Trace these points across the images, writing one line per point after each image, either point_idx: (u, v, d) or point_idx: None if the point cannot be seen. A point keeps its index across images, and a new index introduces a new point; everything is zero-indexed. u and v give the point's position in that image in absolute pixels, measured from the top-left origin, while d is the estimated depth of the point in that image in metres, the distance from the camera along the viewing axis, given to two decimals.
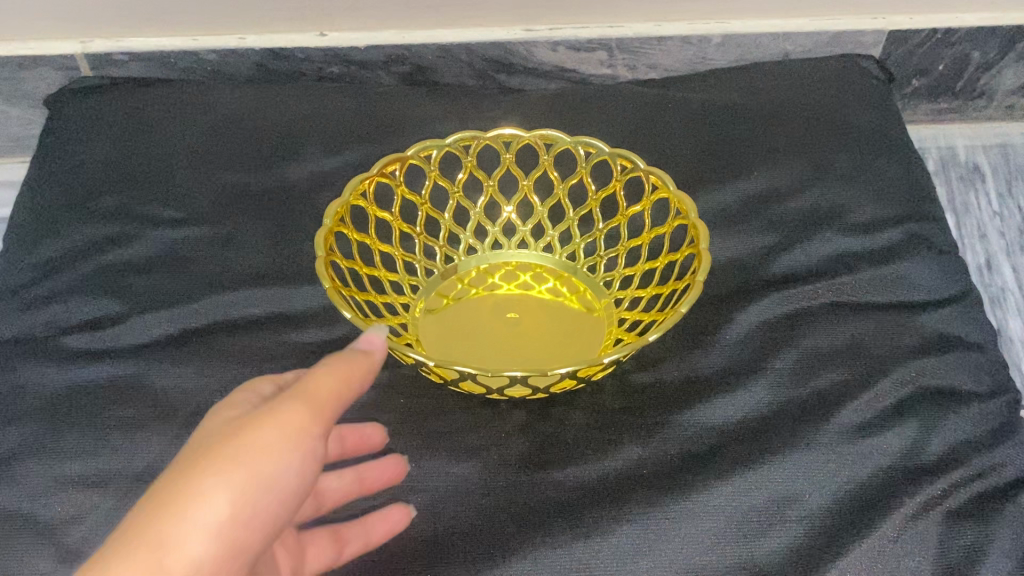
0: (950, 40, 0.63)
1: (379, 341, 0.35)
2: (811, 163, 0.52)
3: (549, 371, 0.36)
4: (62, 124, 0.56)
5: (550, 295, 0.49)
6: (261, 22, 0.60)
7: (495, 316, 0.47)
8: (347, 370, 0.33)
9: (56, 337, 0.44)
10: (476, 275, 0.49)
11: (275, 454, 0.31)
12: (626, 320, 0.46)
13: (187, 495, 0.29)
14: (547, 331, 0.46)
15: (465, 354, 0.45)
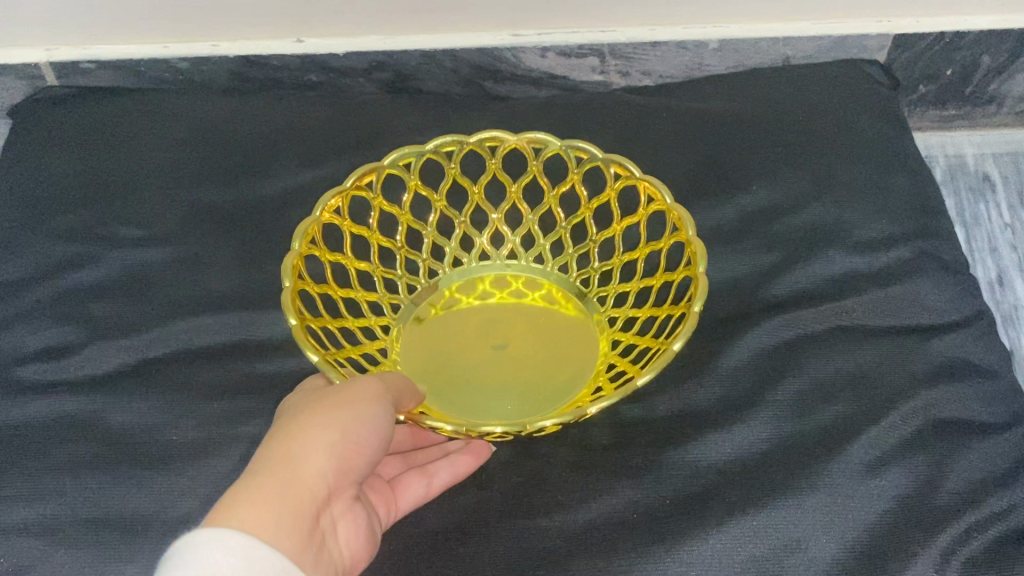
0: (958, 43, 0.60)
1: None
2: (813, 176, 0.49)
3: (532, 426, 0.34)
4: (23, 136, 0.53)
5: (541, 311, 0.45)
6: (234, 28, 0.57)
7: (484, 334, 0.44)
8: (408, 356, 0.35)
9: (6, 369, 0.41)
10: (464, 285, 0.46)
11: (353, 415, 0.33)
12: (619, 343, 0.44)
13: (294, 444, 0.32)
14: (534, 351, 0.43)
15: (448, 381, 0.42)
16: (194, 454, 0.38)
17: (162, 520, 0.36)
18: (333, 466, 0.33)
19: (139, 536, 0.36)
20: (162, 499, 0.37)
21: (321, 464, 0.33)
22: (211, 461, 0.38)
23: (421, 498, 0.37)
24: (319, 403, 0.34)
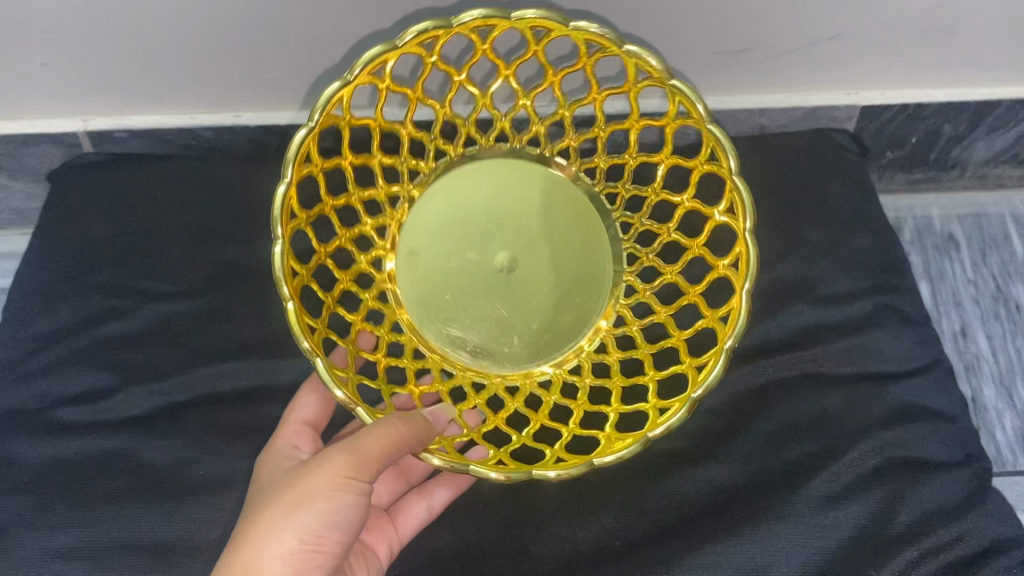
0: (921, 114, 0.65)
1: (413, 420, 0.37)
2: (783, 236, 0.54)
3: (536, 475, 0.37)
4: (62, 199, 0.58)
5: (549, 219, 0.46)
6: (256, 101, 0.62)
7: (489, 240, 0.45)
8: (386, 450, 0.36)
9: (48, 411, 0.45)
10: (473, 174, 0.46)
11: (304, 521, 0.36)
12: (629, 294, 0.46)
13: (250, 553, 0.35)
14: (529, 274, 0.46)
15: (454, 311, 0.44)
16: (219, 487, 0.42)
17: (191, 546, 0.40)
18: (293, 566, 0.36)
19: (172, 560, 0.40)
20: (191, 527, 0.41)
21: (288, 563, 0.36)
22: (234, 492, 0.42)
23: (423, 517, 0.42)
24: (276, 504, 0.37)
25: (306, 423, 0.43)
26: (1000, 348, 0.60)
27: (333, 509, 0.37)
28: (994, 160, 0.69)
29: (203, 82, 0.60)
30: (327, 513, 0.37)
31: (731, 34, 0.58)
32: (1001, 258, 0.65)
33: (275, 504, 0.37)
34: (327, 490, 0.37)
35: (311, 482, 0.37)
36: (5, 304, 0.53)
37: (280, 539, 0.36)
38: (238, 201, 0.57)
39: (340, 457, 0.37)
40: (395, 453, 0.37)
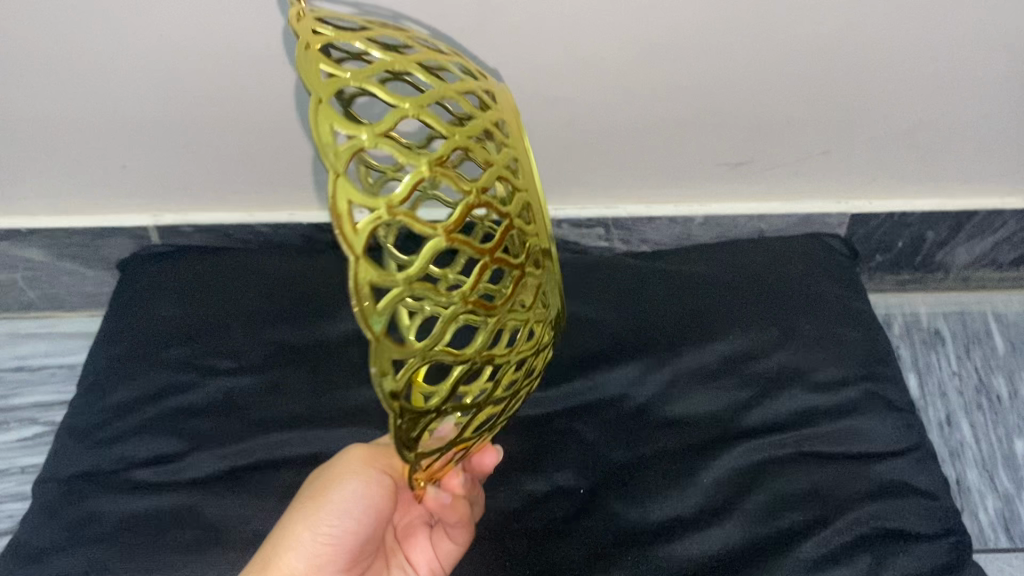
0: (905, 222, 0.72)
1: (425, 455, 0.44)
2: (780, 329, 0.60)
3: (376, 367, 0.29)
4: (133, 284, 0.65)
5: None
6: (309, 201, 0.70)
7: None
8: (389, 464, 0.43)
9: (124, 471, 0.51)
10: None
11: (314, 520, 0.42)
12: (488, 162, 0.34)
13: (274, 549, 0.42)
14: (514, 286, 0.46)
15: None
16: None
17: None
18: (305, 563, 0.42)
19: None
20: None
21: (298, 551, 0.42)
22: None
23: (452, 549, 0.47)
24: (298, 511, 0.43)
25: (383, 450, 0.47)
26: (983, 435, 0.65)
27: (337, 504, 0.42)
28: (975, 264, 0.75)
29: (262, 181, 0.68)
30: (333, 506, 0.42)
31: (730, 148, 0.66)
32: (983, 354, 0.71)
33: (298, 511, 0.43)
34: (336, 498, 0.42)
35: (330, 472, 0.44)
36: (81, 377, 0.59)
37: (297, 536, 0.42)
38: (291, 288, 0.63)
39: (361, 452, 0.44)
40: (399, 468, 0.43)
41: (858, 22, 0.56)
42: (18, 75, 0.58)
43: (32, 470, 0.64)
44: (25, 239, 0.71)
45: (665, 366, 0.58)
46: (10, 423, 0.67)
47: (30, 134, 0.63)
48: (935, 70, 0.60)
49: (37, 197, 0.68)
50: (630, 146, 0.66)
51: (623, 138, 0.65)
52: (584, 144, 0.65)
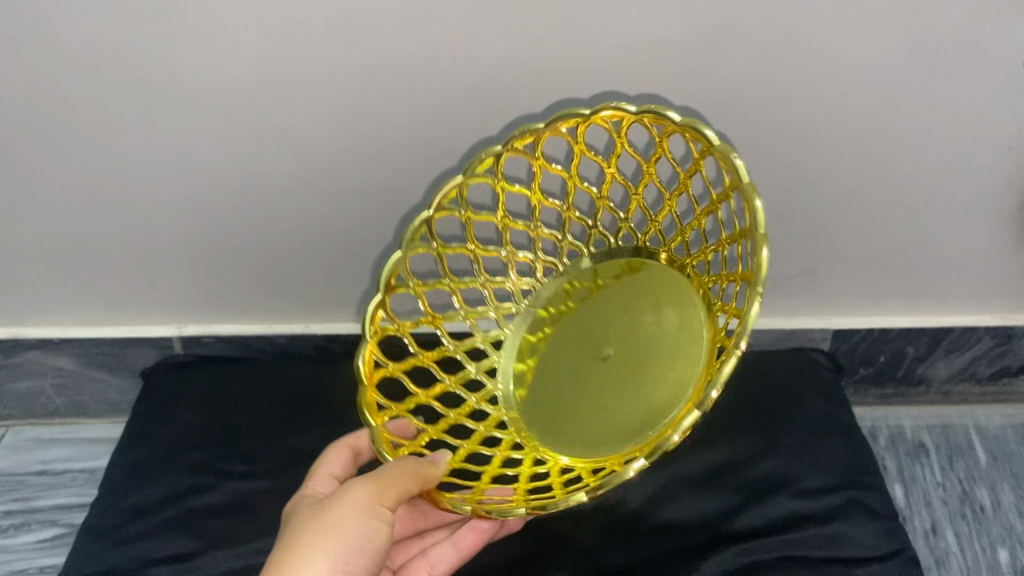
0: (885, 337, 0.76)
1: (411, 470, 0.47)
2: (765, 439, 0.64)
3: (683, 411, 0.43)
4: (155, 391, 0.69)
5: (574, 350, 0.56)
6: (324, 313, 0.75)
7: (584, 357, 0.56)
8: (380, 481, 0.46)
9: (144, 570, 0.55)
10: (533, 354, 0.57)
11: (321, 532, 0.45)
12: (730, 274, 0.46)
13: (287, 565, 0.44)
14: (659, 379, 0.53)
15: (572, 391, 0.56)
16: None
17: None
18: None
19: None
20: None
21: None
22: None
23: (452, 558, 0.55)
24: (306, 530, 0.45)
25: (333, 475, 0.53)
26: (968, 544, 0.68)
27: (359, 541, 0.45)
28: (954, 378, 0.79)
29: (283, 293, 0.73)
30: (352, 542, 0.45)
31: None
32: (965, 464, 0.74)
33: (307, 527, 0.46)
34: (338, 513, 0.46)
35: (337, 516, 0.46)
36: (103, 479, 0.62)
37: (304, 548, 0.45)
38: (305, 395, 0.68)
39: (360, 487, 0.46)
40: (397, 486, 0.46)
41: (824, 147, 0.62)
42: (68, 190, 0.64)
43: (51, 570, 0.67)
44: (57, 347, 0.75)
45: (656, 473, 0.61)
46: (32, 525, 0.71)
47: (71, 245, 0.68)
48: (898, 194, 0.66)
49: (72, 306, 0.73)
50: None
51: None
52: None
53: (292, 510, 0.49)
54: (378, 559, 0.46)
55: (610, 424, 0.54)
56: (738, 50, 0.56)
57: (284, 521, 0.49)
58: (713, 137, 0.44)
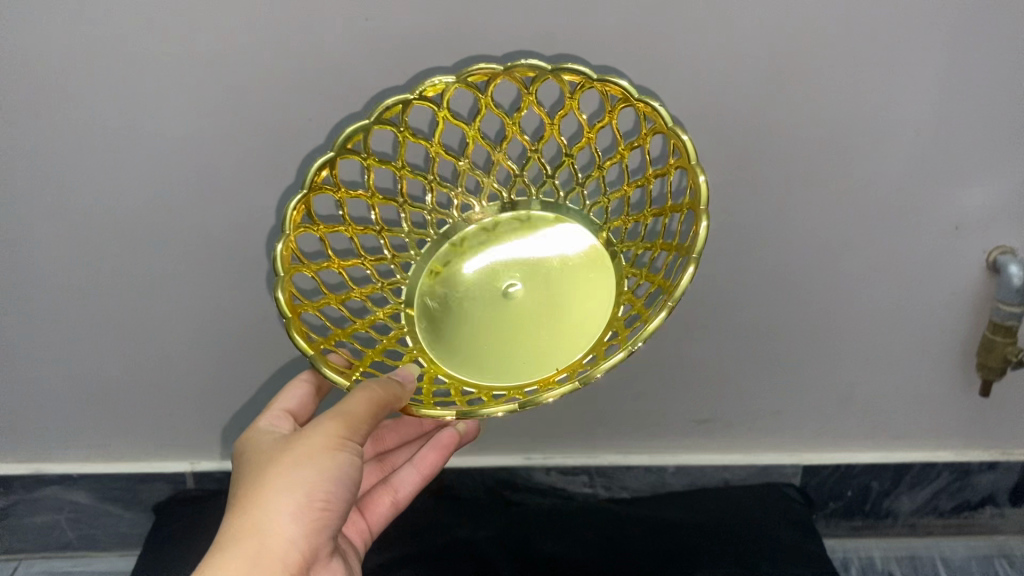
0: (852, 472, 0.89)
1: (369, 389, 0.54)
2: (741, 567, 0.69)
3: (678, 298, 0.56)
4: (166, 523, 0.74)
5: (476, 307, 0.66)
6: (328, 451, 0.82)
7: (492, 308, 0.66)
8: (343, 410, 0.54)
9: None
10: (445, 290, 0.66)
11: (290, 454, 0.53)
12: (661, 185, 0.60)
13: (259, 479, 0.52)
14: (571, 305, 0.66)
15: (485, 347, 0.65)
16: None
17: None
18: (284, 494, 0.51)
19: None
20: None
21: (296, 509, 0.51)
22: None
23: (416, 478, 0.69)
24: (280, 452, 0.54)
25: (289, 410, 0.62)
26: None
27: (334, 468, 0.52)
28: (918, 511, 0.92)
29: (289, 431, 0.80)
30: (329, 469, 0.52)
31: (696, 408, 0.87)
32: None
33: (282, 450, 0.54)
34: (305, 438, 0.53)
35: (312, 446, 0.53)
36: None
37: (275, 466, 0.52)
38: None
39: (329, 418, 0.54)
40: (357, 409, 0.53)
41: (755, 307, 0.78)
42: (155, 349, 0.76)
43: None
44: (121, 483, 0.86)
45: None
46: None
47: (108, 388, 0.79)
48: (840, 344, 0.81)
49: (140, 445, 0.84)
50: (583, 410, 0.87)
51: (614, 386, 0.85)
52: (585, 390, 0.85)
53: (259, 438, 0.57)
54: (351, 482, 0.53)
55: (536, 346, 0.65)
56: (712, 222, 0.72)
57: (247, 450, 0.56)
58: (687, 141, 0.53)
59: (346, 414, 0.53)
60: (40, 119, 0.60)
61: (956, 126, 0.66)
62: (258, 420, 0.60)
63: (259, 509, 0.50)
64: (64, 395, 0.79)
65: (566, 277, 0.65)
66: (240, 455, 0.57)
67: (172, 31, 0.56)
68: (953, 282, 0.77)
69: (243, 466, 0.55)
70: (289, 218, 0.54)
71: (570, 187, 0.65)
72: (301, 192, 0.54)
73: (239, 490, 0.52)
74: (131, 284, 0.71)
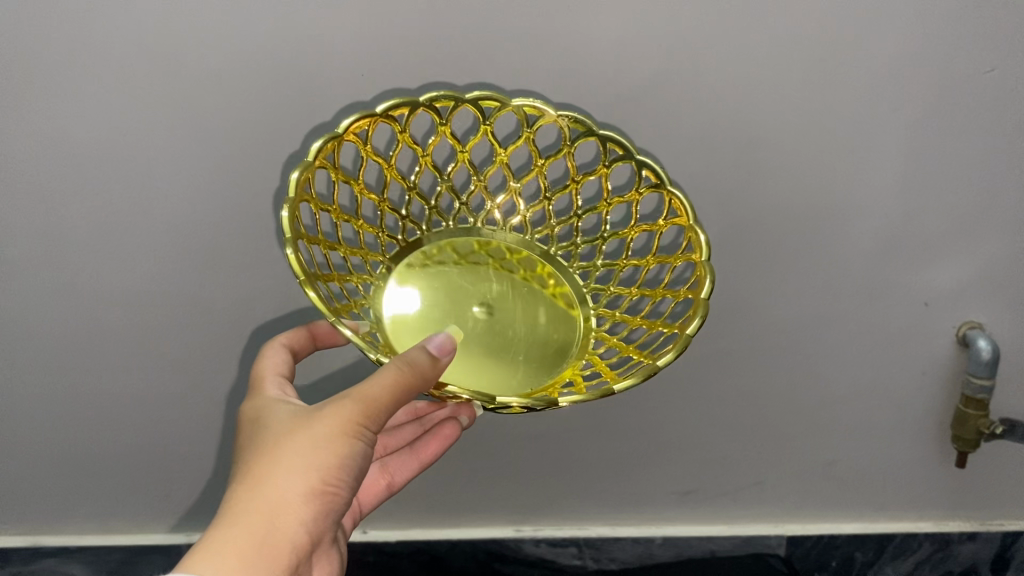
0: (836, 542, 0.95)
1: (415, 362, 0.46)
2: None
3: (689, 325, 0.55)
4: None
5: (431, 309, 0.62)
6: None
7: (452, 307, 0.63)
8: (373, 392, 0.47)
9: None
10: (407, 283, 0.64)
11: (308, 437, 0.48)
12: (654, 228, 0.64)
13: (270, 458, 0.48)
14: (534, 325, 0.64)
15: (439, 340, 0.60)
16: None
17: None
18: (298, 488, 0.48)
19: None
20: None
21: (304, 491, 0.48)
22: None
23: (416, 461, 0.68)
24: (296, 428, 0.49)
25: (279, 374, 0.58)
26: None
27: (351, 458, 0.48)
28: None
29: None
30: (343, 457, 0.48)
31: (679, 481, 0.92)
32: None
33: (299, 426, 0.49)
34: (327, 418, 0.48)
35: (331, 429, 0.48)
36: None
37: (290, 447, 0.48)
38: None
39: (355, 398, 0.48)
40: (391, 389, 0.46)
41: (729, 382, 0.83)
42: (201, 422, 0.85)
43: None
44: (134, 555, 0.96)
45: None
46: None
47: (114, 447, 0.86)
48: (813, 419, 0.86)
49: (185, 504, 0.93)
50: (566, 482, 0.93)
51: (614, 461, 0.90)
52: (583, 460, 0.90)
53: (271, 409, 0.52)
54: (359, 467, 0.50)
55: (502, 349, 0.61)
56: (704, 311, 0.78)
57: (258, 419, 0.52)
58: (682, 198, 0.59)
59: (377, 395, 0.47)
60: (106, 224, 0.69)
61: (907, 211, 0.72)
62: (263, 390, 0.56)
63: (267, 485, 0.47)
64: (119, 459, 0.88)
65: (533, 307, 0.65)
66: (249, 424, 0.52)
67: (183, 121, 0.64)
68: (925, 361, 0.81)
69: (254, 434, 0.51)
70: (296, 184, 0.50)
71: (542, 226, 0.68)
72: (310, 157, 0.53)
73: (249, 461, 0.49)
74: (180, 361, 0.79)
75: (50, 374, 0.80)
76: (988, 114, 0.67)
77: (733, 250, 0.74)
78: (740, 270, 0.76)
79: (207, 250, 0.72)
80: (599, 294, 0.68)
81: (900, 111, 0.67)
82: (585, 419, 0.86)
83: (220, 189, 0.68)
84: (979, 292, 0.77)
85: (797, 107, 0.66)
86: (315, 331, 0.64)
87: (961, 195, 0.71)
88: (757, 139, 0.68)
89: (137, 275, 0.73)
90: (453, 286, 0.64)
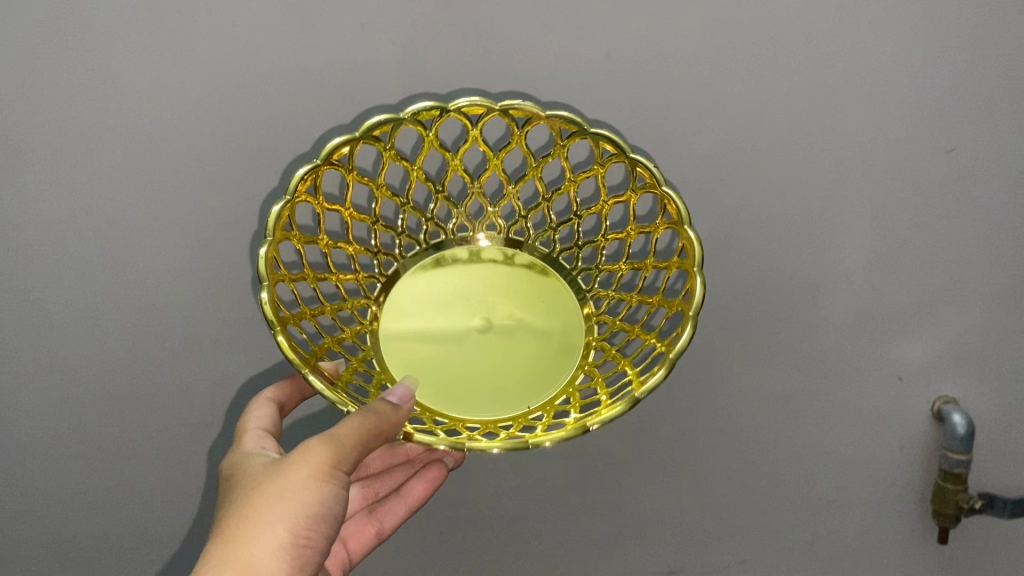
0: None
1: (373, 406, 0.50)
2: None
3: (678, 341, 0.57)
4: None
5: (428, 330, 0.71)
6: None
7: (449, 332, 0.71)
8: (337, 435, 0.49)
9: None
10: (408, 314, 0.71)
11: (277, 486, 0.49)
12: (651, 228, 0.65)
13: (240, 514, 0.48)
14: (528, 349, 0.71)
15: (437, 367, 0.69)
16: None
17: None
18: (273, 539, 0.47)
19: None
20: None
21: (277, 546, 0.48)
22: None
23: (405, 509, 0.71)
24: (263, 482, 0.50)
25: (262, 430, 0.59)
26: None
27: (321, 503, 0.49)
28: None
29: None
30: (313, 505, 0.49)
31: (661, 558, 0.92)
32: None
33: (267, 478, 0.50)
34: (294, 467, 0.49)
35: (300, 476, 0.49)
36: None
37: (259, 499, 0.49)
38: None
39: (320, 444, 0.50)
40: (354, 428, 0.49)
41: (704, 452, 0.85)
42: (197, 482, 0.88)
43: None
44: None
45: None
46: None
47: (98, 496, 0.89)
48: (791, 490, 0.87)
49: (179, 570, 0.96)
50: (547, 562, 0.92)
51: (593, 537, 0.91)
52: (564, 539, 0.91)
53: (244, 463, 0.53)
54: (333, 516, 0.50)
55: (495, 376, 0.69)
56: (680, 384, 0.81)
57: (232, 475, 0.53)
58: (676, 197, 0.59)
59: (343, 434, 0.49)
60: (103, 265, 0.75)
61: (873, 287, 0.75)
62: (243, 444, 0.57)
63: (240, 548, 0.47)
64: (106, 516, 0.91)
65: (526, 321, 0.71)
66: (225, 479, 0.53)
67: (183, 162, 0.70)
68: (902, 437, 0.83)
69: (226, 493, 0.51)
70: (273, 221, 0.56)
71: (541, 228, 0.71)
72: (287, 195, 0.57)
73: (220, 521, 0.49)
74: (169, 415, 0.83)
75: (55, 435, 0.84)
76: (946, 192, 0.71)
77: (707, 326, 0.78)
78: (715, 347, 0.79)
79: (200, 299, 0.76)
80: (602, 299, 0.72)
81: (861, 189, 0.71)
82: (567, 492, 0.87)
83: (224, 255, 0.74)
84: (949, 369, 0.79)
85: (758, 184, 0.71)
86: (300, 384, 0.66)
87: (926, 271, 0.75)
88: (722, 204, 0.72)
89: (143, 336, 0.78)
90: (457, 287, 0.72)
